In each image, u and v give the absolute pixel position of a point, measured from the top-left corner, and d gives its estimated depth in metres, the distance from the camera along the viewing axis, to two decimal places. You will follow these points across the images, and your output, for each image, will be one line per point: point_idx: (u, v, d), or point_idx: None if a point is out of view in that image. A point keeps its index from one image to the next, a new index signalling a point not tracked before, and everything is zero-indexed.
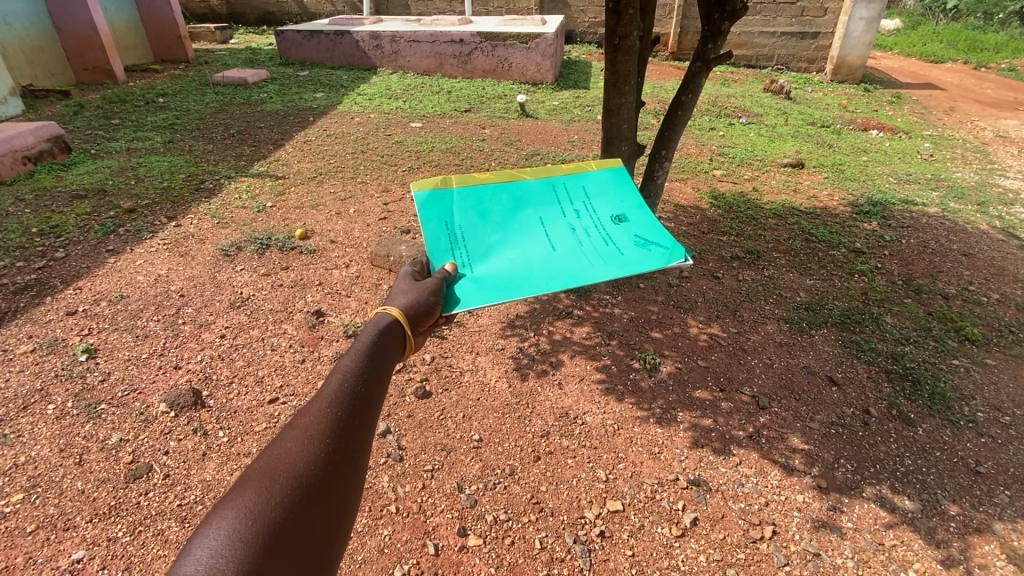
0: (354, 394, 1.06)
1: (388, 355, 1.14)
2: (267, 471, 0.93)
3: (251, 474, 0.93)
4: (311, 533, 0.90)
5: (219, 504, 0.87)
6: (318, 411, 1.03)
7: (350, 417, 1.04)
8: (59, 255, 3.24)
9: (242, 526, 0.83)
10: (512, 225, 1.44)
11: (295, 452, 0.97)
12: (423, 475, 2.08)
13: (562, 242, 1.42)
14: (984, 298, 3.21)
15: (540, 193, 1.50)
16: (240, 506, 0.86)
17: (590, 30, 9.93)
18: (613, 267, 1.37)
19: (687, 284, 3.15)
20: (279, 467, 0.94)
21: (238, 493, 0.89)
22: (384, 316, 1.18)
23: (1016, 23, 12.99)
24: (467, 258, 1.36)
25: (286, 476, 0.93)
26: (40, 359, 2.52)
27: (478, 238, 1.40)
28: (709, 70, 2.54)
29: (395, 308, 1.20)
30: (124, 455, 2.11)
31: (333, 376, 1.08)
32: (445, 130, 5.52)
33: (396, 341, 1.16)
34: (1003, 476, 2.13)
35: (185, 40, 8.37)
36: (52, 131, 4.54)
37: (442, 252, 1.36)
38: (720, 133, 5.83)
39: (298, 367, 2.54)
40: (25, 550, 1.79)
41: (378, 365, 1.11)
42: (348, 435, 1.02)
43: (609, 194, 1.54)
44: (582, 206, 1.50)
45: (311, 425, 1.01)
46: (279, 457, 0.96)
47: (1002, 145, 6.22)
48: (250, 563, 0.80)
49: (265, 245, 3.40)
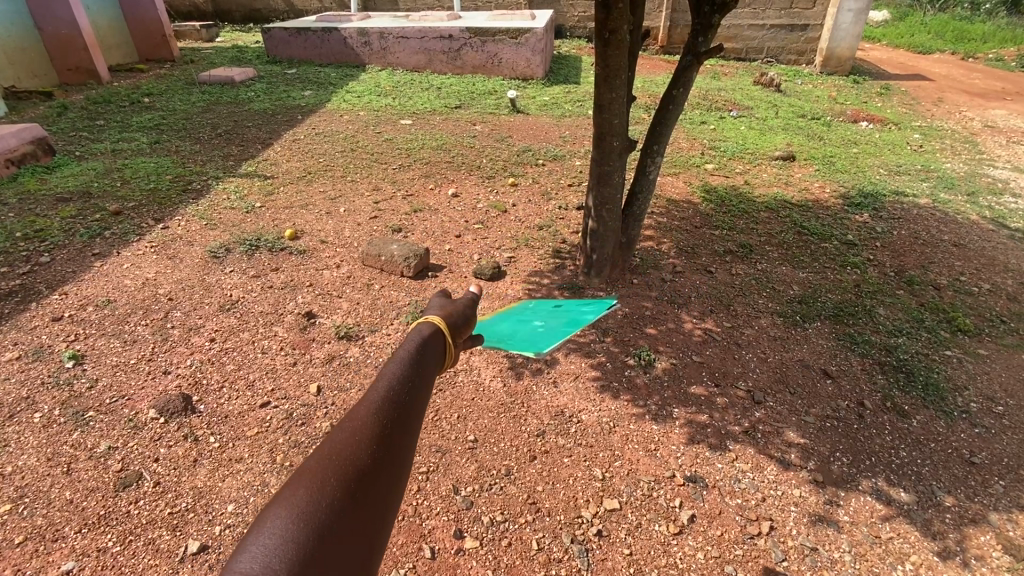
0: (400, 400, 1.01)
1: (431, 364, 1.10)
2: (318, 470, 0.88)
3: (302, 470, 0.88)
4: (359, 536, 0.86)
5: (271, 501, 0.83)
6: (367, 412, 0.98)
7: (397, 421, 0.99)
8: (44, 260, 3.18)
9: (297, 528, 0.79)
10: (511, 325, 1.75)
11: (349, 451, 0.92)
12: (418, 478, 2.06)
13: (548, 321, 1.79)
14: (975, 288, 3.22)
15: (506, 313, 1.88)
16: (290, 506, 0.82)
17: (579, 25, 9.91)
18: (585, 317, 1.84)
19: (680, 279, 3.14)
20: (330, 465, 0.89)
21: (290, 491, 0.84)
22: (425, 326, 1.16)
23: (1001, 15, 13.14)
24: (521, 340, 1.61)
25: (336, 477, 0.88)
26: (26, 366, 2.47)
27: (502, 331, 1.66)
28: (700, 64, 2.53)
29: (437, 319, 1.19)
30: (113, 462, 2.08)
31: (380, 379, 1.04)
32: (435, 127, 5.48)
33: (437, 352, 1.14)
34: (997, 466, 2.14)
35: (171, 39, 8.26)
36: (35, 133, 4.46)
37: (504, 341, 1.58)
38: (711, 127, 5.83)
39: (289, 370, 2.51)
40: (13, 563, 1.76)
41: (422, 372, 1.07)
42: (396, 441, 0.98)
43: (537, 304, 2.01)
44: (534, 311, 1.92)
45: (358, 427, 0.95)
46: (333, 452, 0.91)
47: (990, 135, 6.26)
48: (305, 567, 0.76)
49: (254, 246, 3.35)
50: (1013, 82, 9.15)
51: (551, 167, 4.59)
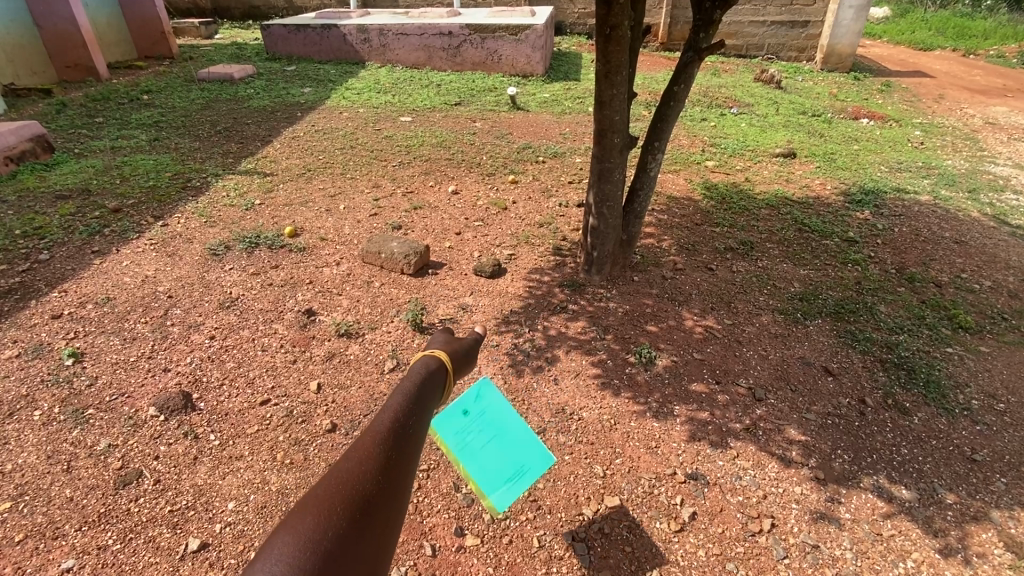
0: (406, 427, 0.98)
1: (434, 392, 1.07)
2: (325, 498, 0.84)
3: (308, 499, 0.84)
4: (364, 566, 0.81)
5: (277, 529, 0.79)
6: (372, 440, 0.95)
7: (405, 447, 0.96)
8: (43, 258, 3.17)
9: (304, 557, 0.75)
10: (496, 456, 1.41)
11: (356, 478, 0.88)
12: (419, 475, 2.06)
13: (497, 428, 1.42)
14: (976, 286, 3.21)
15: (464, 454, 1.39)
16: (298, 533, 0.78)
17: (579, 21, 9.88)
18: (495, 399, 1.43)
19: (681, 276, 3.13)
20: (338, 492, 0.85)
21: (298, 518, 0.80)
22: (430, 357, 1.13)
23: (1002, 11, 13.11)
24: (517, 469, 1.44)
25: (344, 505, 0.84)
26: (25, 364, 2.46)
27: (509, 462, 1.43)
28: (701, 60, 2.52)
29: (440, 350, 1.16)
30: (112, 460, 2.08)
31: (385, 408, 1.00)
32: (435, 124, 5.46)
33: (442, 384, 1.10)
34: (999, 463, 2.14)
35: (169, 36, 8.23)
36: (34, 130, 4.45)
37: (516, 490, 1.43)
38: (712, 123, 5.82)
39: (289, 368, 2.50)
40: (13, 561, 1.76)
41: (427, 402, 1.04)
42: (404, 469, 0.94)
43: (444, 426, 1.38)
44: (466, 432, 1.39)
45: (366, 453, 0.92)
46: (341, 480, 0.87)
47: (991, 132, 6.24)
48: None
49: (254, 243, 3.35)
50: (1014, 79, 9.13)
51: (551, 165, 4.58)
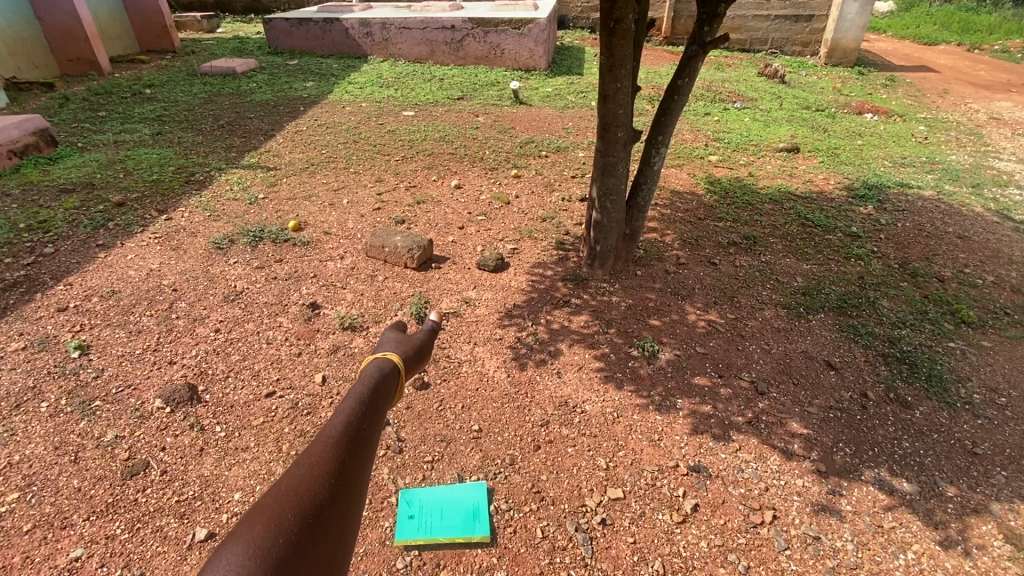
0: (360, 430, 0.93)
1: (389, 393, 1.03)
2: (274, 505, 0.80)
3: (256, 510, 0.80)
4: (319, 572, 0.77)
5: (224, 543, 0.74)
6: (324, 446, 0.90)
7: (359, 450, 0.91)
8: (47, 251, 3.19)
9: (253, 564, 0.71)
10: (457, 514, 1.89)
11: (307, 483, 0.84)
12: (423, 467, 2.08)
13: (442, 501, 1.93)
14: (979, 281, 3.21)
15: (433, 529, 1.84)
16: (244, 545, 0.73)
17: (583, 16, 9.84)
18: (427, 490, 1.97)
19: (684, 271, 3.14)
20: (287, 499, 0.81)
21: (246, 530, 0.75)
22: (382, 361, 1.09)
23: (1007, 5, 13.02)
24: (474, 509, 1.91)
25: (295, 513, 0.79)
26: (31, 357, 2.48)
27: (467, 510, 1.91)
28: (705, 54, 2.51)
29: (392, 353, 1.12)
30: (120, 451, 2.10)
31: (337, 413, 0.96)
32: (437, 119, 5.45)
33: (396, 384, 1.06)
34: (1000, 457, 2.15)
35: (172, 29, 8.23)
36: (38, 124, 4.46)
37: (482, 518, 1.89)
38: (715, 118, 5.80)
39: (294, 361, 2.52)
40: (21, 550, 1.78)
41: (382, 405, 0.99)
42: (358, 473, 0.90)
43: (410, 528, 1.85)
44: (424, 518, 1.88)
45: (318, 459, 0.87)
46: (291, 487, 0.83)
47: (996, 127, 6.22)
48: None
49: (258, 237, 3.36)
50: (1020, 73, 9.07)
51: (554, 159, 4.59)
